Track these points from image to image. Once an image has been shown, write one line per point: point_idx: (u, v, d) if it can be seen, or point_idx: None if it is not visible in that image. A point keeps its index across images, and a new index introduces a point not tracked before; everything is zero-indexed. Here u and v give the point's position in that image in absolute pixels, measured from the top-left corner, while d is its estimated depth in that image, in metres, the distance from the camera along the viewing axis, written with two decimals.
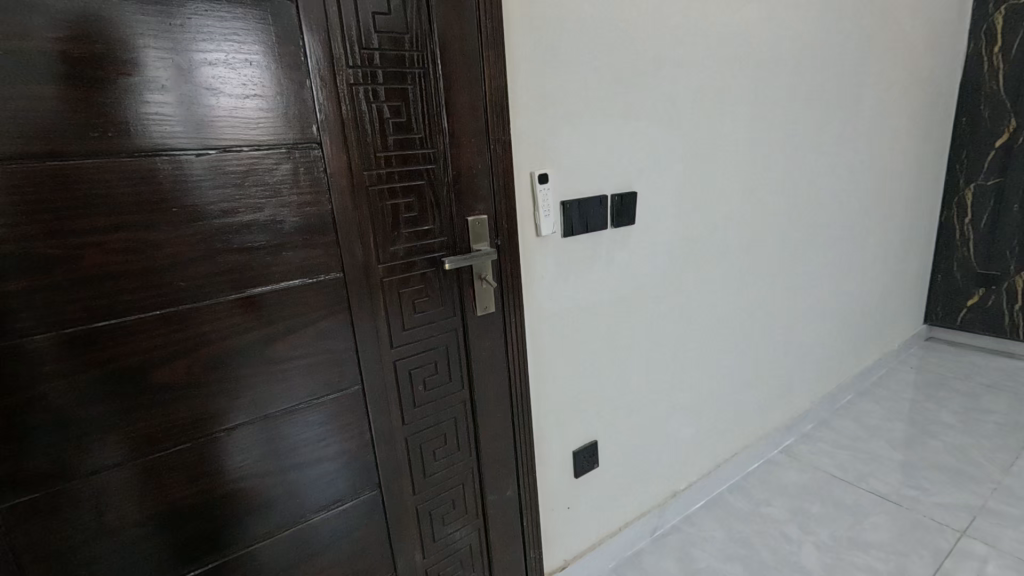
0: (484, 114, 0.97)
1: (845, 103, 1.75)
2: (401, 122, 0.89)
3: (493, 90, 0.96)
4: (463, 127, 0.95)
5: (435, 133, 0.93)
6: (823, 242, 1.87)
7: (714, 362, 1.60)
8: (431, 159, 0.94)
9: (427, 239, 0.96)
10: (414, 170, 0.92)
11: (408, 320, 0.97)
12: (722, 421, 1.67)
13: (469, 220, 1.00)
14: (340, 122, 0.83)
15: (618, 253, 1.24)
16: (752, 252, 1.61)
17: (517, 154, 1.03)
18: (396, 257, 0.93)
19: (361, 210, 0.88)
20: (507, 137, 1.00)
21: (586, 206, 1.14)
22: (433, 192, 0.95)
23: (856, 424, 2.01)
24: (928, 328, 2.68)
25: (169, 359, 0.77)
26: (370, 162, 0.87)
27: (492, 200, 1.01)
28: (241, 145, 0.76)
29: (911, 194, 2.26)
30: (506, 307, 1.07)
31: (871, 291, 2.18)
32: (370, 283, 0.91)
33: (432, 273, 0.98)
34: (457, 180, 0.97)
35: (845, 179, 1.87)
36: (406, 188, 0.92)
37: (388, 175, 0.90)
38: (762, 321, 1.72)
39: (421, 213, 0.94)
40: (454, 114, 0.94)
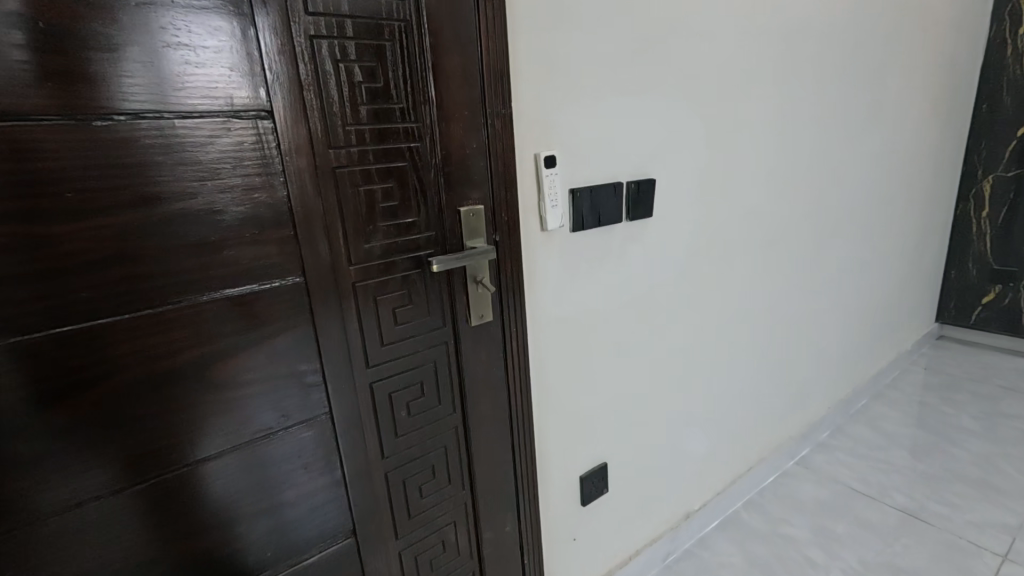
0: (481, 81, 0.79)
1: (871, 84, 1.60)
2: (378, 88, 0.71)
3: (492, 52, 0.79)
4: (455, 97, 0.78)
5: (421, 104, 0.75)
6: (843, 237, 1.72)
7: (731, 369, 1.45)
8: (414, 136, 0.76)
9: (411, 234, 0.79)
10: (394, 149, 0.75)
11: (389, 333, 0.79)
12: (738, 433, 1.52)
13: (462, 211, 0.82)
14: (298, 84, 0.65)
15: (633, 250, 1.08)
16: (774, 248, 1.45)
17: (519, 131, 0.86)
18: (373, 256, 0.76)
19: (327, 198, 0.70)
20: (509, 111, 0.83)
21: (598, 195, 0.97)
22: (418, 177, 0.77)
23: (874, 431, 1.89)
24: (938, 327, 2.57)
25: (67, 394, 0.57)
26: (337, 137, 0.69)
27: (490, 186, 0.84)
28: (161, 110, 0.57)
29: (930, 185, 2.13)
30: (506, 314, 0.91)
31: (887, 288, 2.05)
32: (341, 288, 0.74)
33: (418, 275, 0.81)
34: (448, 162, 0.79)
35: (867, 168, 1.72)
36: (384, 172, 0.74)
37: (361, 155, 0.72)
38: (780, 323, 1.57)
39: (403, 203, 0.77)
40: (445, 81, 0.76)
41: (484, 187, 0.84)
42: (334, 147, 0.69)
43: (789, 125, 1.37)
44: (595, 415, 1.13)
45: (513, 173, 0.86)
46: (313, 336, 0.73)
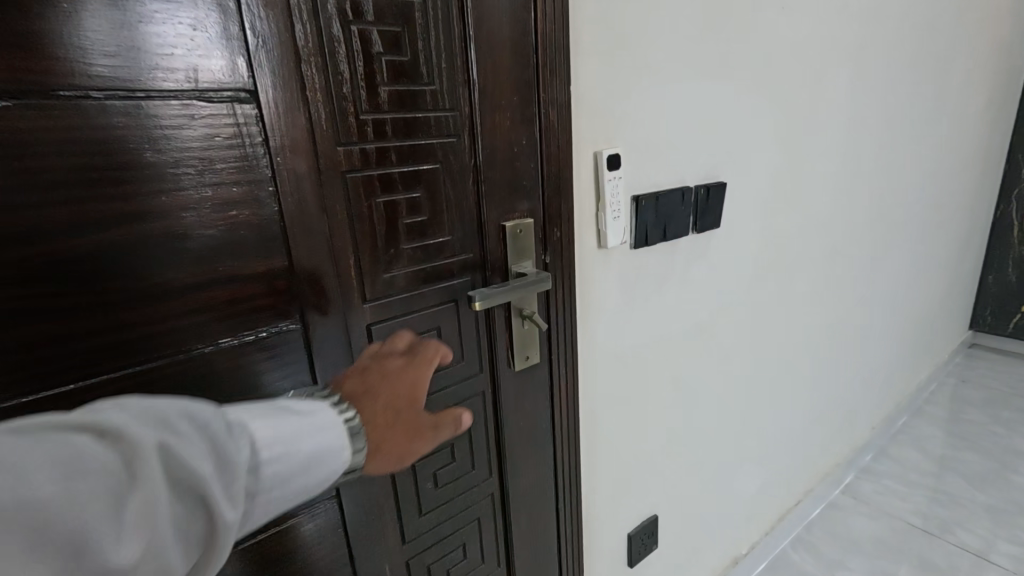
0: (533, 59, 0.61)
1: (934, 74, 1.44)
2: (403, 64, 0.52)
3: (550, 16, 0.60)
4: (502, 77, 0.59)
5: (457, 85, 0.56)
6: (898, 244, 1.56)
7: (784, 395, 1.29)
8: (448, 128, 0.57)
9: (444, 258, 0.60)
10: (424, 147, 0.56)
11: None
12: (787, 465, 1.36)
13: (507, 227, 0.64)
14: (293, 54, 0.46)
15: (696, 268, 0.90)
16: (833, 259, 1.29)
17: (578, 124, 0.67)
18: (395, 289, 0.57)
19: (334, 213, 0.51)
20: (567, 98, 0.64)
21: (664, 202, 0.79)
22: (453, 183, 0.59)
23: (921, 453, 1.73)
24: (972, 335, 2.43)
25: None
26: (349, 130, 0.50)
27: (540, 194, 0.66)
28: (95, 87, 0.38)
29: (976, 186, 1.97)
30: (555, 354, 0.73)
31: (931, 297, 1.90)
32: (353, 334, 0.55)
33: (451, 311, 0.62)
34: (492, 163, 0.61)
35: (924, 167, 1.56)
36: (410, 177, 0.55)
37: (380, 154, 0.53)
38: (833, 342, 1.41)
39: (434, 217, 0.58)
40: (490, 56, 0.57)
41: (534, 195, 0.65)
42: (344, 145, 0.50)
43: (855, 119, 1.20)
44: (646, 461, 0.96)
45: (568, 178, 0.67)
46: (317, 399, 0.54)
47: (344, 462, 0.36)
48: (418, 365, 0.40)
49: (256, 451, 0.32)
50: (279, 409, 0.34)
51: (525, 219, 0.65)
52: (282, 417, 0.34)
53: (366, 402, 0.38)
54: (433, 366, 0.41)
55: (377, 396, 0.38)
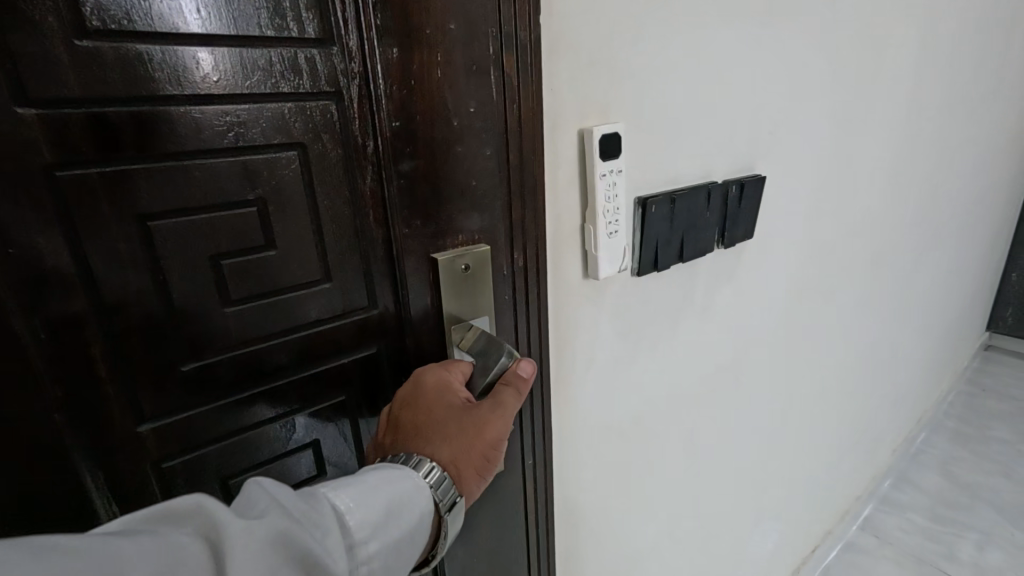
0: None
1: (995, 39, 1.18)
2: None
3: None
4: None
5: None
6: (936, 244, 1.33)
7: (809, 432, 1.06)
8: (314, 80, 0.31)
9: (319, 320, 0.36)
10: (260, 114, 0.30)
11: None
12: (807, 510, 1.15)
13: (441, 261, 0.39)
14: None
15: (719, 295, 0.66)
16: (873, 267, 1.05)
17: (554, 82, 0.41)
18: (223, 384, 0.33)
19: (37, 253, 0.26)
20: (536, 37, 0.38)
21: (685, 207, 0.53)
22: (331, 182, 0.34)
23: (946, 478, 1.54)
24: (990, 336, 2.23)
25: None
26: (64, 79, 0.25)
27: (490, 200, 0.40)
28: None
29: (1014, 174, 1.73)
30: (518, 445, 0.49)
31: (960, 300, 1.68)
32: (124, 473, 0.32)
33: (343, 406, 0.39)
34: (409, 149, 0.35)
35: (972, 152, 1.32)
36: (230, 174, 0.30)
37: (155, 129, 0.28)
38: (863, 363, 1.19)
39: (295, 248, 0.34)
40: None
41: (490, 204, 0.40)
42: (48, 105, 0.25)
43: (913, 92, 0.94)
44: (647, 545, 0.73)
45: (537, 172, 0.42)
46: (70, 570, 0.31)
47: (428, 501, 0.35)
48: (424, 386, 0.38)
49: (346, 510, 0.30)
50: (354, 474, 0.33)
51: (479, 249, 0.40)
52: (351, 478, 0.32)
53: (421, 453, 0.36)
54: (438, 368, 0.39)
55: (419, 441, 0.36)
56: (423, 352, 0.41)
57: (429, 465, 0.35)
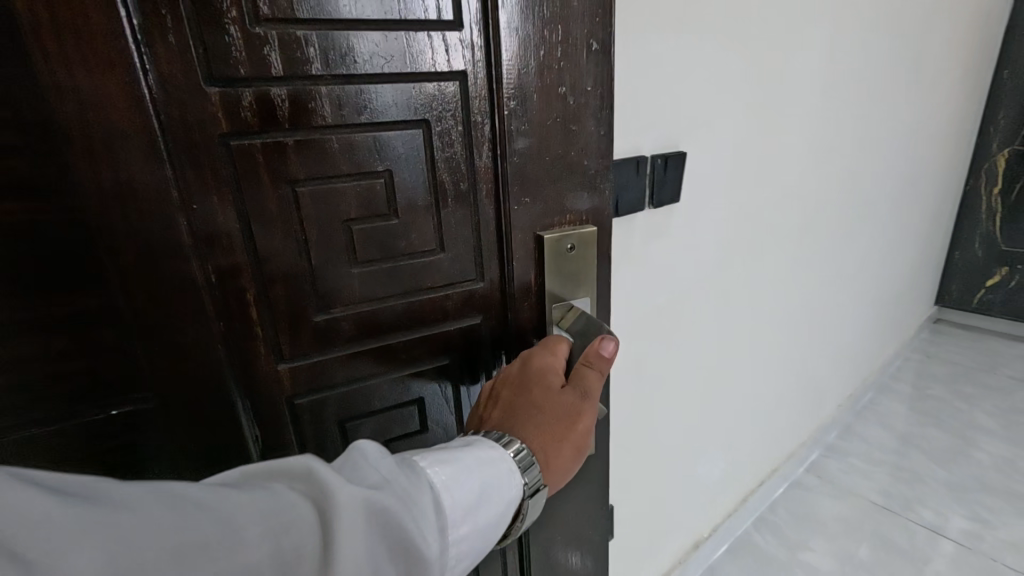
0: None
1: (910, 41, 1.37)
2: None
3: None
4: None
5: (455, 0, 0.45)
6: (868, 220, 1.51)
7: (752, 378, 1.25)
8: (445, 66, 0.47)
9: (433, 276, 0.54)
10: (404, 93, 0.46)
11: (392, 452, 0.59)
12: (753, 447, 1.33)
13: (545, 240, 0.57)
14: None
15: (654, 246, 0.83)
16: (803, 237, 1.24)
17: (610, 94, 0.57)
18: (347, 333, 0.51)
19: (215, 216, 0.43)
20: (597, 51, 0.53)
21: (618, 174, 0.71)
22: (447, 151, 0.50)
23: (885, 429, 1.73)
24: (937, 311, 2.44)
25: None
26: (242, 66, 0.40)
27: (545, 185, 0.55)
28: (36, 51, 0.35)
29: (949, 159, 1.94)
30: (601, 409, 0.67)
31: (900, 274, 1.87)
32: (257, 384, 0.50)
33: (450, 363, 0.58)
34: (524, 131, 0.51)
35: (898, 140, 1.51)
36: (370, 148, 0.46)
37: (322, 106, 0.43)
38: (802, 321, 1.37)
39: (420, 214, 0.51)
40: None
41: (590, 188, 0.58)
42: (223, 83, 0.40)
43: (830, 87, 1.13)
44: None
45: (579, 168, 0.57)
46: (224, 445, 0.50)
47: (518, 484, 0.48)
48: (528, 372, 0.53)
49: (438, 484, 0.42)
50: (449, 454, 0.45)
51: (585, 230, 0.59)
52: (449, 458, 0.44)
53: (517, 428, 0.50)
54: (540, 360, 0.55)
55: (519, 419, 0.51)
56: (524, 298, 0.59)
57: (517, 445, 0.49)
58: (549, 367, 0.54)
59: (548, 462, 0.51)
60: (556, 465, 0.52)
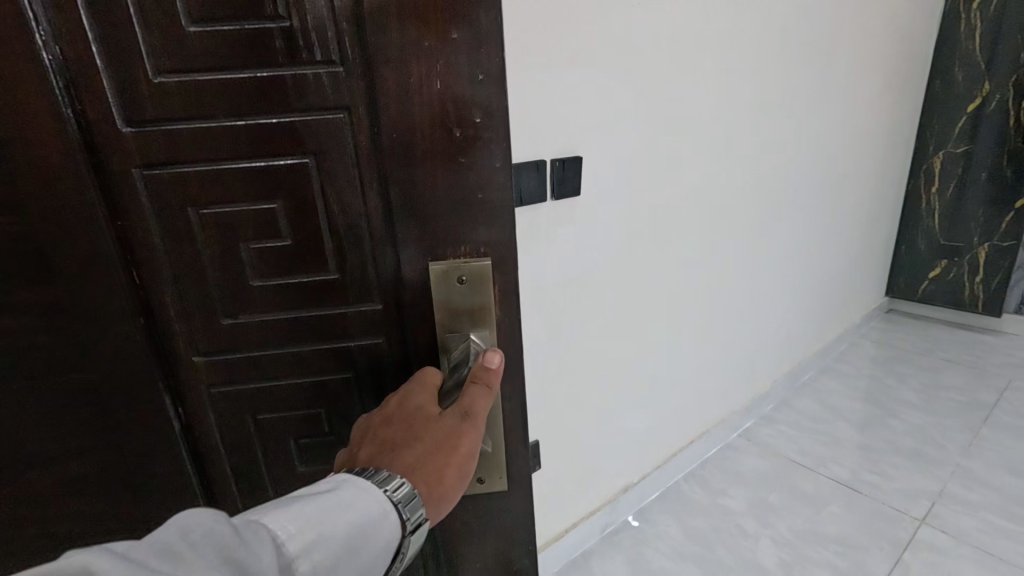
0: (453, 34, 0.43)
1: (817, 61, 1.60)
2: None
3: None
4: (415, 25, 0.42)
5: (324, 39, 0.43)
6: (789, 214, 1.73)
7: (674, 346, 1.47)
8: (324, 97, 0.45)
9: (336, 304, 0.54)
10: (280, 127, 0.46)
11: (314, 436, 0.60)
12: (679, 409, 1.55)
13: (436, 267, 0.50)
14: (63, 41, 0.42)
15: (561, 230, 1.08)
16: (715, 227, 1.46)
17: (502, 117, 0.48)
18: (260, 352, 0.55)
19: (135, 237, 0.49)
20: (479, 73, 0.44)
21: (518, 173, 0.96)
22: (332, 185, 0.49)
23: (817, 402, 1.92)
24: (888, 301, 2.63)
25: None
26: (147, 105, 0.44)
27: (442, 224, 0.49)
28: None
29: (882, 161, 2.14)
30: (518, 442, 0.59)
31: (837, 265, 2.07)
32: (182, 388, 0.55)
33: (351, 380, 0.57)
34: (403, 162, 0.46)
35: (815, 145, 1.73)
36: (260, 177, 0.48)
37: (219, 143, 0.46)
38: (723, 301, 1.59)
39: (308, 244, 0.51)
40: (389, 6, 0.41)
41: (496, 220, 0.50)
42: (137, 123, 0.45)
43: (730, 102, 1.36)
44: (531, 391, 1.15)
45: (467, 215, 0.49)
46: (155, 439, 0.56)
47: (396, 524, 0.43)
48: (403, 401, 0.49)
49: (285, 539, 0.38)
50: (310, 496, 0.41)
51: (479, 264, 0.50)
52: (302, 510, 0.39)
53: (390, 461, 0.46)
54: (419, 385, 0.50)
55: (392, 450, 0.47)
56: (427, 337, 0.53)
57: (389, 480, 0.44)
58: (428, 395, 0.50)
59: (431, 498, 0.46)
60: (447, 502, 0.47)
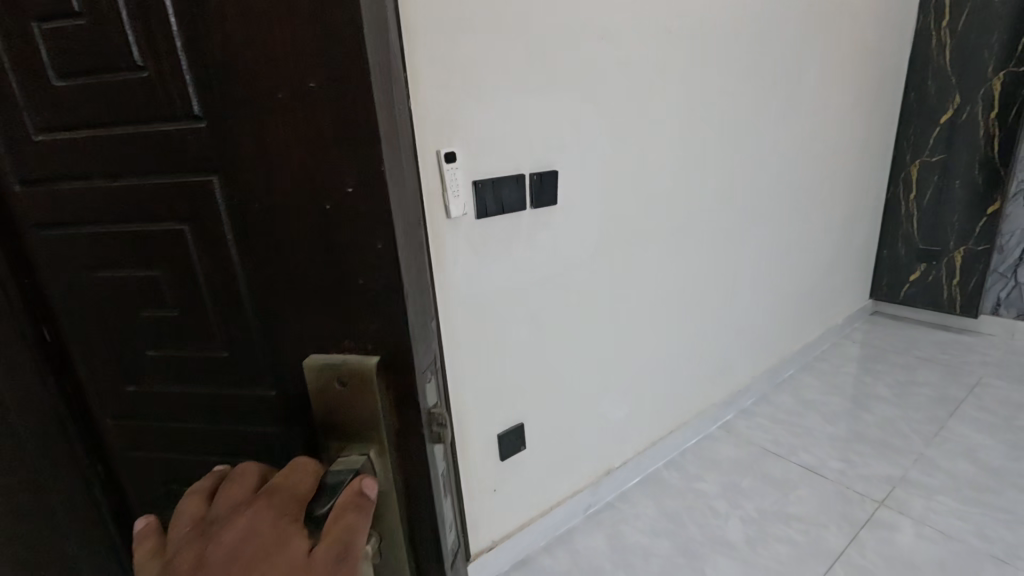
0: (309, 83, 0.27)
1: (785, 79, 1.73)
2: (80, 27, 0.31)
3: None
4: (254, 63, 0.27)
5: (166, 78, 0.29)
6: (763, 220, 1.86)
7: (652, 341, 1.60)
8: (182, 138, 0.30)
9: (230, 396, 0.38)
10: (142, 192, 0.33)
11: None
12: (657, 400, 1.68)
13: (311, 362, 0.33)
14: None
15: (540, 236, 1.23)
16: (689, 232, 1.60)
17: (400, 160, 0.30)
18: (159, 431, 0.42)
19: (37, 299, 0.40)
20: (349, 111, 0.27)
21: (500, 185, 1.11)
22: (203, 268, 0.34)
23: (795, 398, 2.03)
24: (873, 303, 2.74)
25: None
26: (25, 156, 0.34)
27: (337, 326, 0.31)
28: None
29: (857, 169, 2.26)
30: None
31: (814, 268, 2.19)
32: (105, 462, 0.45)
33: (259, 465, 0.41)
34: (276, 238, 0.30)
35: (787, 156, 1.86)
36: (130, 239, 0.35)
37: (88, 199, 0.34)
38: (699, 300, 1.71)
39: (189, 333, 0.37)
40: (226, 53, 0.27)
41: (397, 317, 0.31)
42: (23, 180, 0.35)
43: (699, 118, 1.49)
44: (515, 379, 1.29)
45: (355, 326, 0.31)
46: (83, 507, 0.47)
47: None
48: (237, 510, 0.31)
49: None
50: None
51: (361, 361, 0.32)
52: None
53: None
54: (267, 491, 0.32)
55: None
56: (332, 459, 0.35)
57: None
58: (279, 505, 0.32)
59: None
60: None
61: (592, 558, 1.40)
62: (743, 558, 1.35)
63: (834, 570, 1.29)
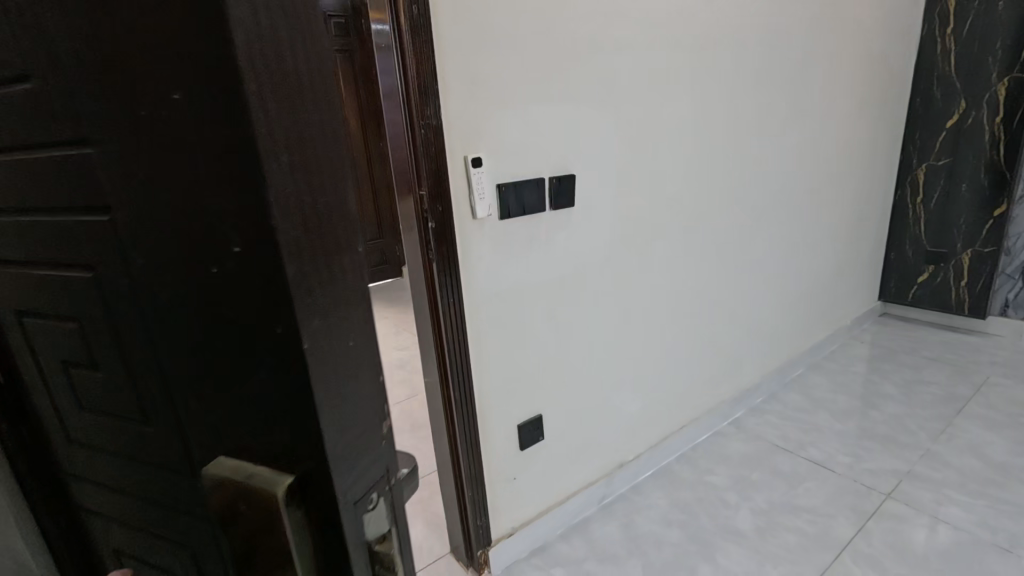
0: (173, 95, 0.22)
1: (791, 86, 1.80)
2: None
3: (245, 27, 0.21)
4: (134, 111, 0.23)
5: (52, 107, 0.26)
6: (773, 221, 1.91)
7: (663, 338, 1.66)
8: (77, 181, 0.28)
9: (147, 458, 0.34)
10: (49, 229, 0.31)
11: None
12: (669, 396, 1.74)
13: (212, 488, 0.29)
14: None
15: (558, 236, 1.30)
16: (699, 233, 1.65)
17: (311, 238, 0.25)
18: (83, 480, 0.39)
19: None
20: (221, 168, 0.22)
21: (522, 188, 1.18)
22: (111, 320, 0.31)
23: (803, 396, 2.08)
24: (882, 305, 2.78)
25: None
26: None
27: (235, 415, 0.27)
28: None
29: (863, 173, 2.32)
30: None
31: (822, 270, 2.24)
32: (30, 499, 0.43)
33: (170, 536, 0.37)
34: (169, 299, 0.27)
35: (795, 160, 1.92)
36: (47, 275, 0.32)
37: (6, 227, 0.32)
38: (709, 299, 1.77)
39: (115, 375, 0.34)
40: (105, 88, 0.24)
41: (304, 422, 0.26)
42: None
43: (709, 124, 1.56)
44: (533, 373, 1.36)
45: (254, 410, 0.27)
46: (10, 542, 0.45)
47: None
48: None
49: None
50: None
51: (269, 485, 0.27)
52: None
53: None
54: None
55: None
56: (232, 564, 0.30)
57: None
58: None
59: None
60: None
61: (606, 545, 1.46)
62: (752, 546, 1.40)
63: (840, 557, 1.34)
